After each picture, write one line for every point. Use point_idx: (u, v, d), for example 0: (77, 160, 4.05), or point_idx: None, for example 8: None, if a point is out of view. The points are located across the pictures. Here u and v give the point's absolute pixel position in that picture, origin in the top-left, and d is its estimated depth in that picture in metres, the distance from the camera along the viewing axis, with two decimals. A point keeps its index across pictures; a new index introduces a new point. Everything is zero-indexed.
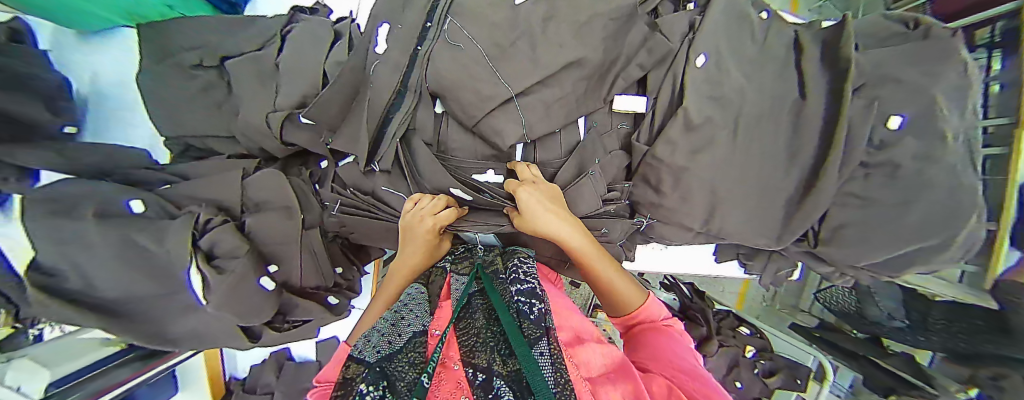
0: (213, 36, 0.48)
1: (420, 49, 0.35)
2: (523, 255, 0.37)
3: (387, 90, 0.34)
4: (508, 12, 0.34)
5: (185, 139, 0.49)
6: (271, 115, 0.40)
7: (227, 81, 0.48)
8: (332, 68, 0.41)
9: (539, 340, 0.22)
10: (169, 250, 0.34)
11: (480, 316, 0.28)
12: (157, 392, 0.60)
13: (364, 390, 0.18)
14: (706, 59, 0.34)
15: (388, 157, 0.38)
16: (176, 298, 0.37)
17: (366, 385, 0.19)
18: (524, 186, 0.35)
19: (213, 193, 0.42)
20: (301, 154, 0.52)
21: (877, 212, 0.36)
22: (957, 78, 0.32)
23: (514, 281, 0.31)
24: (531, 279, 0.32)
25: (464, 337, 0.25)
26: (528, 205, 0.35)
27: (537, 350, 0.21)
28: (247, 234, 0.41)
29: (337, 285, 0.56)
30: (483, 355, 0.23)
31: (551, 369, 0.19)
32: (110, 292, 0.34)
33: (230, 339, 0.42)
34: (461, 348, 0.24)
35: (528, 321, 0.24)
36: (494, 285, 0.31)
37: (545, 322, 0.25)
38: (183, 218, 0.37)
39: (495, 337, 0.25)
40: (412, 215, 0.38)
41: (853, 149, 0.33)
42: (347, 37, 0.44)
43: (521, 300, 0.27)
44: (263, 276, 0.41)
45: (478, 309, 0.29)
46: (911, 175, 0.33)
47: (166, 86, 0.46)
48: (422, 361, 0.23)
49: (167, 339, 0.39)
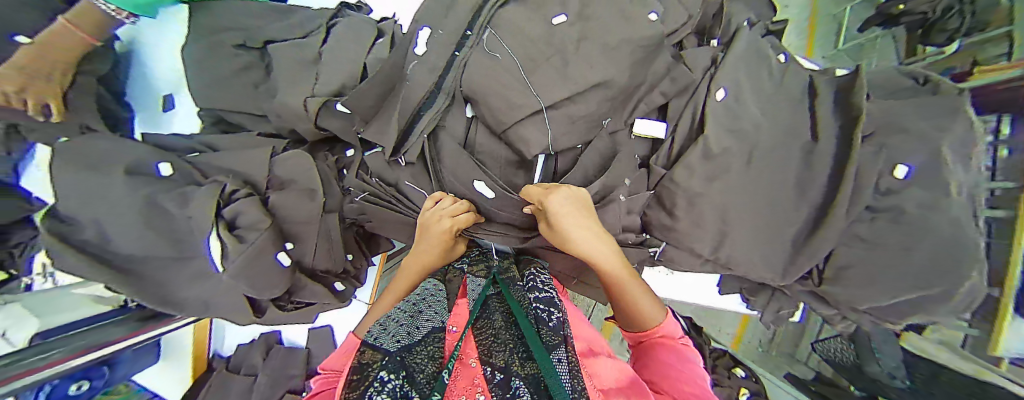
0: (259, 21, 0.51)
1: (458, 54, 0.37)
2: (538, 267, 0.39)
3: (422, 88, 0.37)
4: (544, 29, 0.35)
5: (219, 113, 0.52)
6: (307, 100, 0.42)
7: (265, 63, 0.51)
8: (372, 63, 0.44)
9: (557, 347, 0.23)
10: (192, 214, 0.36)
11: (497, 317, 0.29)
12: (139, 359, 0.61)
13: (385, 379, 0.19)
14: (725, 93, 0.36)
15: (414, 151, 0.40)
16: (191, 263, 0.39)
17: (387, 373, 0.20)
18: (554, 192, 0.33)
19: (237, 166, 0.44)
20: (330, 141, 0.54)
21: (879, 256, 0.36)
22: (963, 134, 0.34)
23: (533, 290, 0.32)
24: (548, 289, 0.33)
25: (480, 337, 0.26)
26: (558, 215, 0.33)
27: (555, 356, 0.22)
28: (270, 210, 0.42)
29: (346, 272, 0.57)
30: (500, 356, 0.24)
31: (568, 376, 0.20)
32: (124, 249, 0.36)
33: (234, 313, 0.43)
34: (478, 347, 0.25)
35: (547, 329, 0.25)
36: (512, 291, 0.32)
37: (562, 331, 0.26)
38: (210, 187, 0.38)
39: (513, 338, 0.26)
40: (431, 214, 0.38)
41: (865, 192, 0.34)
42: (389, 36, 0.47)
43: (541, 308, 0.28)
44: (279, 252, 0.42)
45: (496, 311, 0.30)
46: (916, 222, 0.33)
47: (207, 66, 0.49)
48: (440, 356, 0.24)
49: (171, 303, 0.40)
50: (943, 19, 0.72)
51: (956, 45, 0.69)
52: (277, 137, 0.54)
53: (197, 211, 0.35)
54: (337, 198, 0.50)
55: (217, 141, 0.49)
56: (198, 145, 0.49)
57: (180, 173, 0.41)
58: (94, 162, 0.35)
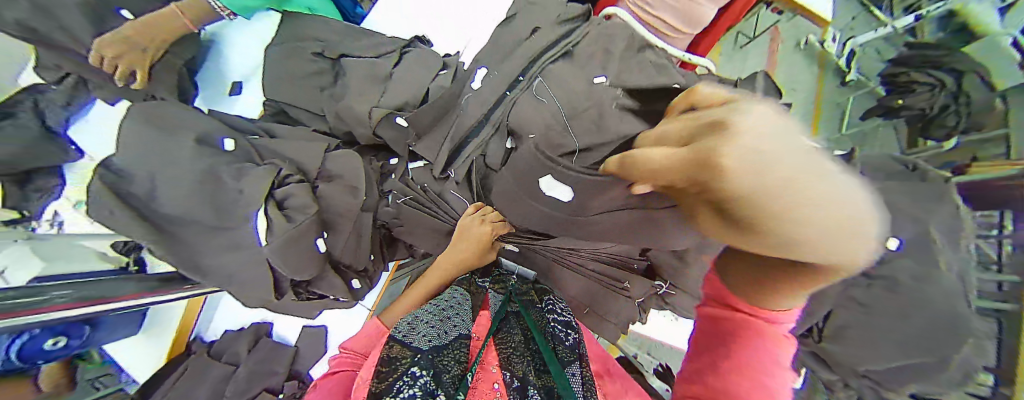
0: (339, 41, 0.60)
1: (509, 93, 0.43)
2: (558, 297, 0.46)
3: (474, 116, 0.43)
4: (586, 86, 0.42)
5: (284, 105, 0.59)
6: (375, 108, 0.50)
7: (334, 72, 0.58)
8: (434, 90, 0.50)
9: (571, 362, 0.32)
10: (244, 188, 0.41)
11: (517, 333, 0.36)
12: (118, 326, 0.68)
13: (420, 375, 0.29)
14: None
15: (461, 171, 0.46)
16: (224, 235, 0.42)
17: (421, 369, 0.30)
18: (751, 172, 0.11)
19: (295, 153, 0.49)
20: (377, 147, 0.59)
21: (877, 320, 0.39)
22: (946, 218, 0.38)
23: (550, 313, 0.40)
24: (563, 312, 0.41)
25: (501, 348, 0.34)
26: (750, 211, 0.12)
27: (570, 370, 0.31)
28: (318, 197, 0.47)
29: (365, 270, 0.59)
30: (519, 366, 0.32)
31: (578, 387, 0.29)
32: (167, 209, 0.39)
33: (257, 288, 0.46)
34: (499, 356, 0.33)
35: (562, 346, 0.34)
36: (531, 313, 0.39)
37: (575, 349, 0.35)
38: (268, 167, 0.43)
39: (526, 349, 0.34)
40: (473, 219, 0.49)
41: (890, 257, 0.34)
42: (451, 69, 0.53)
43: (555, 328, 0.37)
44: (319, 237, 0.47)
45: (515, 327, 0.37)
46: (910, 291, 0.36)
47: (288, 71, 0.58)
48: (463, 359, 0.33)
49: (199, 268, 0.43)
50: (940, 117, 0.84)
51: (952, 142, 0.76)
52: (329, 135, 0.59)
53: (252, 187, 0.41)
54: (375, 199, 0.54)
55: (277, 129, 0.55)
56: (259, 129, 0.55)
57: (239, 150, 0.45)
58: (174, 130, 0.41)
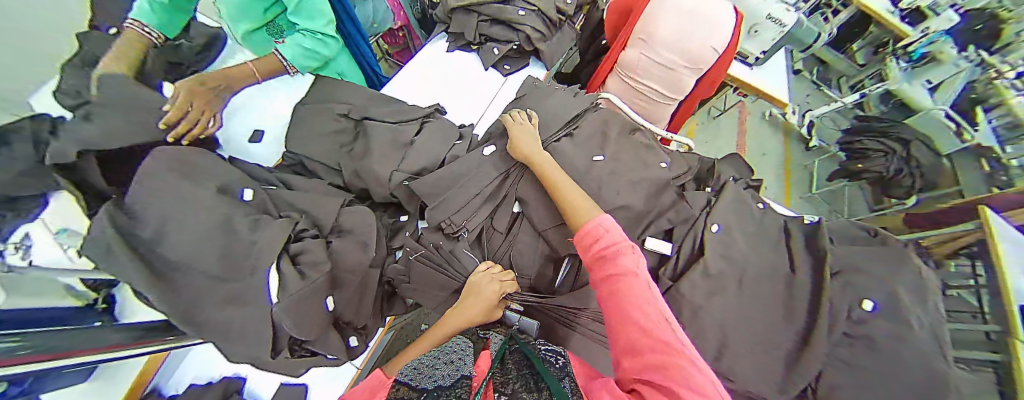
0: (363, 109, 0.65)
1: (512, 172, 0.52)
2: (549, 346, 0.46)
3: (483, 186, 0.50)
4: (587, 163, 0.49)
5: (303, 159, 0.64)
6: (395, 173, 0.53)
7: (353, 131, 0.65)
8: (451, 158, 0.56)
9: (569, 378, 0.34)
10: (259, 240, 0.40)
11: (515, 367, 0.37)
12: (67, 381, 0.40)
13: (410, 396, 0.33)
14: (718, 228, 0.45)
15: (474, 231, 0.50)
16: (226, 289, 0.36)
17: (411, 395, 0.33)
18: (518, 131, 0.48)
19: (308, 205, 0.53)
20: (387, 203, 0.64)
21: (864, 379, 0.37)
22: (913, 284, 0.43)
23: (546, 347, 0.45)
24: (561, 354, 0.43)
25: (493, 373, 0.35)
26: (532, 150, 0.47)
27: (569, 381, 0.32)
28: (330, 252, 0.49)
29: (364, 327, 0.59)
30: (512, 386, 0.31)
31: (574, 386, 0.31)
32: (171, 254, 0.34)
33: (251, 346, 0.37)
34: (492, 380, 0.33)
35: (559, 368, 0.37)
36: (531, 351, 0.42)
37: (569, 370, 0.37)
38: (285, 222, 0.45)
39: (522, 374, 0.35)
40: (484, 275, 0.47)
41: (862, 312, 0.40)
42: (468, 140, 0.60)
43: (550, 355, 0.42)
44: (328, 296, 0.47)
45: (513, 361, 0.39)
46: (890, 350, 0.38)
47: (316, 134, 0.64)
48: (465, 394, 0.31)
49: (193, 320, 0.34)
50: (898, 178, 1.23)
51: (914, 199, 1.23)
52: (343, 188, 0.63)
53: (269, 241, 0.41)
54: (382, 255, 0.56)
55: (294, 181, 0.58)
56: (274, 179, 0.58)
57: (257, 201, 0.48)
58: (193, 176, 0.42)
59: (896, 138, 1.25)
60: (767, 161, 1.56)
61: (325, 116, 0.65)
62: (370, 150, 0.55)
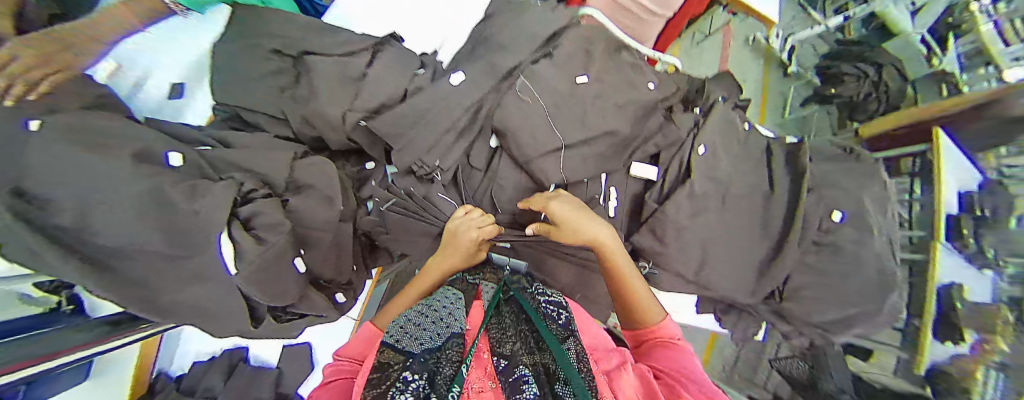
0: (297, 33, 0.52)
1: (489, 99, 0.43)
2: (548, 293, 0.40)
3: (451, 120, 0.42)
4: (570, 84, 0.43)
5: (234, 109, 0.51)
6: (349, 113, 0.45)
7: (296, 71, 0.51)
8: (413, 89, 0.47)
9: (567, 338, 0.32)
10: (202, 208, 0.30)
11: (508, 318, 0.39)
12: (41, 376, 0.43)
13: (409, 378, 0.27)
14: (705, 149, 0.44)
15: (450, 172, 0.46)
16: (186, 265, 0.31)
17: (410, 373, 0.28)
18: (553, 202, 0.42)
19: (262, 167, 0.42)
20: (347, 152, 0.57)
21: (828, 278, 0.42)
22: (878, 192, 0.45)
23: (541, 293, 0.40)
24: (555, 295, 0.41)
25: (492, 332, 0.36)
26: (565, 217, 0.41)
27: (567, 344, 0.31)
28: (288, 211, 0.42)
29: (349, 283, 0.58)
30: (507, 348, 0.33)
31: (575, 352, 0.30)
32: (107, 240, 0.26)
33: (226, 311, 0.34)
34: (489, 341, 0.34)
35: (556, 324, 0.34)
36: (526, 299, 0.39)
37: (569, 326, 0.34)
38: (227, 184, 0.34)
39: (521, 333, 0.36)
40: (461, 222, 0.44)
41: (831, 225, 0.42)
42: (431, 68, 0.52)
43: (549, 307, 0.37)
44: (297, 256, 0.42)
45: (507, 316, 0.39)
46: (850, 254, 0.41)
47: (236, 69, 0.49)
48: (458, 357, 0.31)
49: (153, 301, 0.31)
50: None
51: None
52: (294, 141, 0.53)
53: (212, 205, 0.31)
54: (353, 208, 0.52)
55: (233, 138, 0.47)
56: (209, 139, 0.46)
57: (191, 166, 0.36)
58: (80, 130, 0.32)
59: (871, 62, 1.01)
60: (745, 88, 1.34)
61: (240, 39, 0.50)
62: (315, 87, 0.46)
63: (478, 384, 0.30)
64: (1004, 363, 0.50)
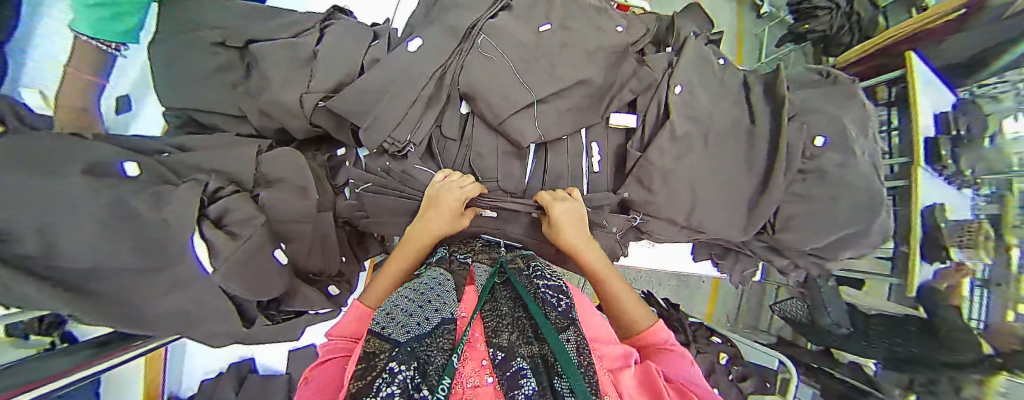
0: (234, 18, 0.47)
1: (451, 62, 0.41)
2: (548, 272, 0.37)
3: (417, 89, 0.39)
4: (533, 35, 0.41)
5: (187, 112, 0.47)
6: (305, 96, 0.41)
7: (247, 64, 0.47)
8: (370, 63, 0.44)
9: (567, 327, 0.28)
10: (172, 217, 0.27)
11: (506, 304, 0.33)
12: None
13: (396, 369, 0.22)
14: (682, 89, 0.42)
15: (422, 143, 0.43)
16: (157, 279, 0.27)
17: (397, 364, 0.22)
18: (557, 203, 0.41)
19: (221, 165, 0.39)
20: (318, 140, 0.54)
21: (817, 204, 0.41)
22: (858, 112, 0.44)
23: (540, 276, 0.35)
24: (556, 278, 0.36)
25: (488, 319, 0.31)
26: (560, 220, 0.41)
27: (565, 335, 0.27)
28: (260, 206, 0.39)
29: (340, 274, 0.55)
30: (504, 337, 0.28)
31: (575, 348, 0.26)
32: (73, 265, 0.23)
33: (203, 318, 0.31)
34: (485, 330, 0.29)
35: (554, 311, 0.30)
36: (522, 282, 0.35)
37: (571, 313, 0.31)
38: (188, 184, 0.30)
39: (517, 318, 0.31)
40: (444, 184, 0.41)
41: (816, 150, 0.42)
42: (387, 38, 0.48)
43: (548, 292, 0.33)
44: (276, 248, 0.37)
45: (504, 301, 0.34)
46: (836, 176, 0.40)
47: (176, 66, 0.44)
48: (451, 346, 0.26)
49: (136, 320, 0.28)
50: None
51: None
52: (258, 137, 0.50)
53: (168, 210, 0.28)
54: (330, 198, 0.50)
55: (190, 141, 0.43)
56: (168, 146, 0.41)
57: (151, 174, 0.32)
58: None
59: None
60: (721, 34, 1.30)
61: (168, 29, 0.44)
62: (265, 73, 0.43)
63: (474, 379, 0.26)
64: (989, 277, 0.57)
